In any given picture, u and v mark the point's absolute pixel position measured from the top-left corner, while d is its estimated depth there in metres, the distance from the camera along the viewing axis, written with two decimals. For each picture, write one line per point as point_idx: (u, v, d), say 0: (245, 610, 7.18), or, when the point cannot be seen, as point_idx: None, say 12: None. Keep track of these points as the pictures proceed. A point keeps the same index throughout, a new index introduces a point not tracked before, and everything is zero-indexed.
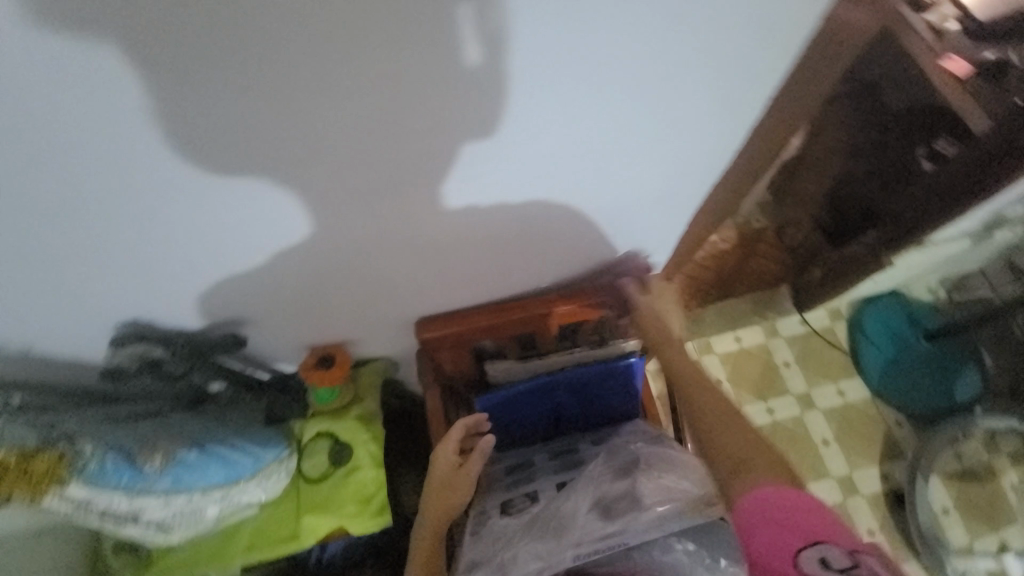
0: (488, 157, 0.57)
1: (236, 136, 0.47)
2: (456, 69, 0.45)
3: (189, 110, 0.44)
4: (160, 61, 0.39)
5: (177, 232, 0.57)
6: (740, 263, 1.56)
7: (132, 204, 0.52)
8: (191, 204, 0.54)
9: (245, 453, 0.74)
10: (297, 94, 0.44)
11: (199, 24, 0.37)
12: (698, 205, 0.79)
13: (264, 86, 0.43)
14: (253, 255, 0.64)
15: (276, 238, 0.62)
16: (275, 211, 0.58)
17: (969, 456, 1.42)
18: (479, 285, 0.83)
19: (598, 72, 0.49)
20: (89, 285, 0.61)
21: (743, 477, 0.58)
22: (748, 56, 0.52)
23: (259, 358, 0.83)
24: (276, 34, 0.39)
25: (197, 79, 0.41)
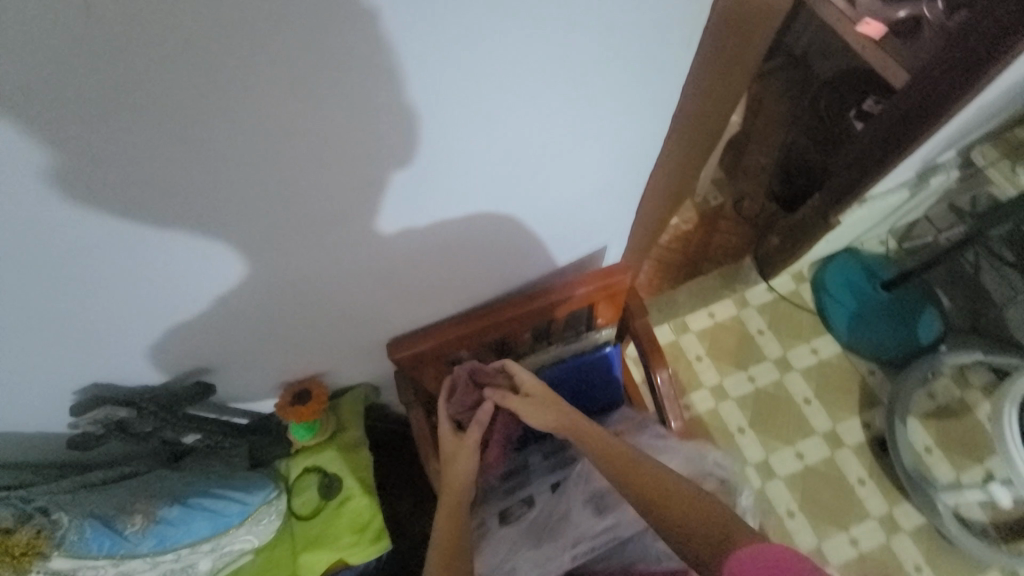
0: (428, 177, 0.58)
1: (180, 192, 0.47)
2: (389, 102, 0.46)
3: (131, 175, 0.44)
4: (97, 139, 0.40)
5: (115, 296, 0.56)
6: (704, 240, 1.65)
7: (50, 274, 0.50)
8: (115, 269, 0.53)
9: (231, 500, 0.72)
10: (226, 142, 0.44)
11: (134, 99, 0.38)
12: (644, 193, 0.82)
13: (203, 146, 0.44)
14: (194, 304, 0.62)
15: (211, 287, 0.61)
16: (210, 261, 0.57)
17: (941, 393, 1.50)
18: (445, 297, 0.84)
19: (519, 88, 0.51)
20: (35, 359, 0.59)
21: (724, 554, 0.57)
22: (658, 59, 0.55)
23: (232, 404, 0.81)
24: (193, 94, 0.39)
25: (143, 147, 0.42)
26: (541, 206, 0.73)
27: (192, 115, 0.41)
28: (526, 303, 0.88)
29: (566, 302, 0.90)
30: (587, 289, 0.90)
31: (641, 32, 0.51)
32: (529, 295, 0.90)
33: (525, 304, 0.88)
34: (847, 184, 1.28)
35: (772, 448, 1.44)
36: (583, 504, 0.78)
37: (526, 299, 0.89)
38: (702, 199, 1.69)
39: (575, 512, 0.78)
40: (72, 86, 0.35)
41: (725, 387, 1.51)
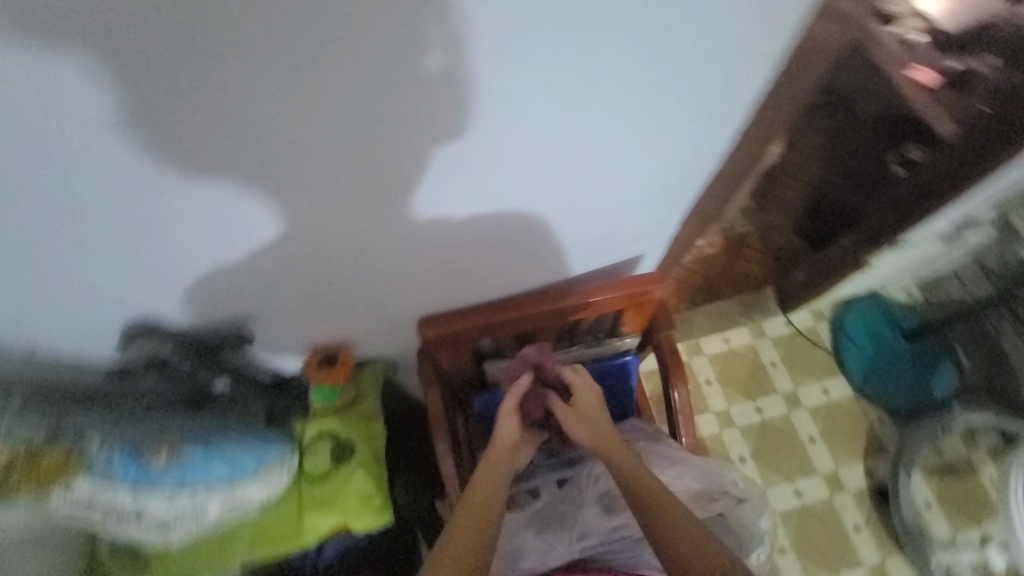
0: (479, 148, 0.57)
1: (267, 146, 0.49)
2: (482, 87, 0.49)
3: (228, 122, 0.46)
4: (201, 76, 0.42)
5: (131, 234, 0.56)
6: (728, 267, 1.54)
7: (53, 200, 0.49)
8: (142, 212, 0.54)
9: (250, 450, 0.73)
10: (320, 100, 0.46)
11: (255, 51, 0.41)
12: (684, 209, 0.84)
13: (307, 107, 0.46)
14: (235, 249, 0.63)
15: (246, 237, 0.61)
16: (242, 214, 0.58)
17: (948, 452, 1.47)
18: (480, 284, 0.86)
19: (597, 88, 0.53)
20: (111, 279, 0.61)
21: None
22: (728, 76, 0.58)
23: (259, 357, 0.84)
24: (299, 49, 0.41)
25: (243, 100, 0.44)
26: (589, 207, 0.74)
27: (307, 76, 0.44)
28: (548, 301, 0.90)
29: (592, 306, 0.91)
30: (618, 293, 0.91)
31: (720, 48, 0.53)
32: (563, 290, 0.92)
33: (559, 302, 0.90)
34: (883, 225, 1.27)
35: (771, 481, 1.44)
36: (592, 501, 0.80)
37: (561, 295, 0.91)
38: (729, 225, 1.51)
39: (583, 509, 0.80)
40: (206, 29, 0.38)
41: (732, 414, 1.51)
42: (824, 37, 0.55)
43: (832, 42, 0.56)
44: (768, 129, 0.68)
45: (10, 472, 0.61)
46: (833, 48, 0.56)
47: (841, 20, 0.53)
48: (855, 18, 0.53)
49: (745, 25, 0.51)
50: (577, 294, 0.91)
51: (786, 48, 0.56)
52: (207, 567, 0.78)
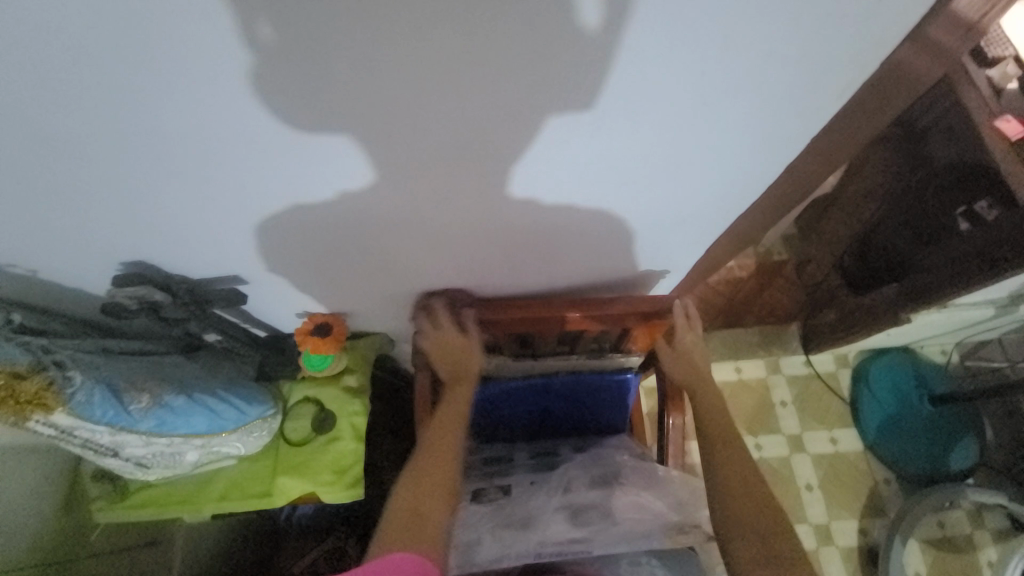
0: (562, 134, 0.54)
1: (268, 112, 0.47)
2: (507, 79, 0.45)
3: (238, 88, 0.44)
4: (195, 28, 0.38)
5: (184, 164, 0.53)
6: (755, 293, 1.56)
7: (96, 121, 0.47)
8: (192, 145, 0.51)
9: (231, 405, 0.74)
10: (330, 68, 0.42)
11: (271, 19, 0.37)
12: (720, 229, 0.79)
13: (324, 81, 0.44)
14: (327, 193, 0.60)
15: (334, 182, 0.58)
16: (332, 161, 0.55)
17: (952, 525, 1.40)
18: (484, 278, 0.84)
19: (644, 96, 0.50)
20: (194, 211, 0.61)
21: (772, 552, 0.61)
22: (782, 100, 0.52)
23: (255, 315, 0.85)
24: (310, 17, 0.37)
25: (241, 57, 0.41)
26: (611, 217, 0.72)
27: (318, 55, 0.41)
28: (583, 316, 0.87)
29: (623, 320, 0.88)
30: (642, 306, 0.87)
31: (774, 69, 0.48)
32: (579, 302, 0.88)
33: (574, 310, 0.87)
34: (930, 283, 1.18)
35: None
36: (557, 510, 0.76)
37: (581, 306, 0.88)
38: (767, 250, 1.60)
39: (548, 517, 0.75)
40: None
41: None
42: (913, 66, 0.48)
43: (921, 73, 0.49)
44: (822, 162, 0.63)
45: None
46: (924, 79, 0.50)
47: (935, 52, 0.47)
48: (944, 59, 0.47)
49: (815, 42, 0.45)
50: (591, 306, 0.87)
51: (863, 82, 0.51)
52: (178, 509, 0.80)
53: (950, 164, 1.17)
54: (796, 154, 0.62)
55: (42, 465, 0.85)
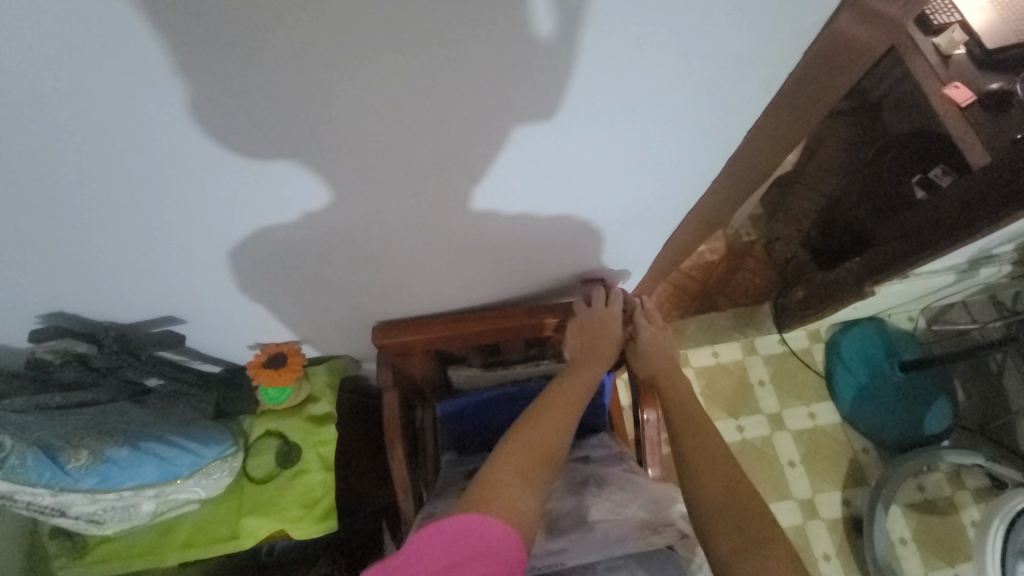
0: (529, 144, 0.52)
1: (174, 141, 0.43)
2: (432, 88, 0.42)
3: (150, 125, 0.41)
4: (54, 48, 0.34)
5: (107, 201, 0.49)
6: (727, 275, 1.58)
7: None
8: (104, 179, 0.47)
9: (185, 450, 0.70)
10: (229, 85, 0.38)
11: (173, 49, 0.35)
12: (679, 222, 0.79)
13: (244, 108, 0.41)
14: (285, 215, 0.56)
15: (295, 202, 0.54)
16: (291, 184, 0.51)
17: (930, 488, 1.44)
18: (442, 293, 0.81)
19: (590, 99, 0.48)
20: (148, 242, 0.56)
21: (748, 558, 0.56)
22: (718, 92, 0.52)
23: (203, 351, 0.80)
24: (193, 33, 0.34)
25: (116, 79, 0.37)
26: (564, 223, 0.70)
27: (234, 80, 0.38)
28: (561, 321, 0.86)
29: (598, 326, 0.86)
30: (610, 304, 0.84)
31: (714, 55, 0.46)
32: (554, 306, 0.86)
33: (548, 315, 0.85)
34: (891, 255, 1.18)
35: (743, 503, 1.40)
36: (533, 521, 0.72)
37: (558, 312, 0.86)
38: (735, 231, 1.61)
39: None
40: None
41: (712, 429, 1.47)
42: (855, 40, 0.47)
43: (863, 47, 0.48)
44: (767, 150, 0.63)
45: None
46: (866, 55, 0.49)
47: (879, 26, 0.46)
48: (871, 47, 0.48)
49: (746, 19, 0.43)
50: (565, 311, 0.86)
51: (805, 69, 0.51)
52: (140, 560, 0.76)
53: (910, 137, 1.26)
54: (740, 143, 0.62)
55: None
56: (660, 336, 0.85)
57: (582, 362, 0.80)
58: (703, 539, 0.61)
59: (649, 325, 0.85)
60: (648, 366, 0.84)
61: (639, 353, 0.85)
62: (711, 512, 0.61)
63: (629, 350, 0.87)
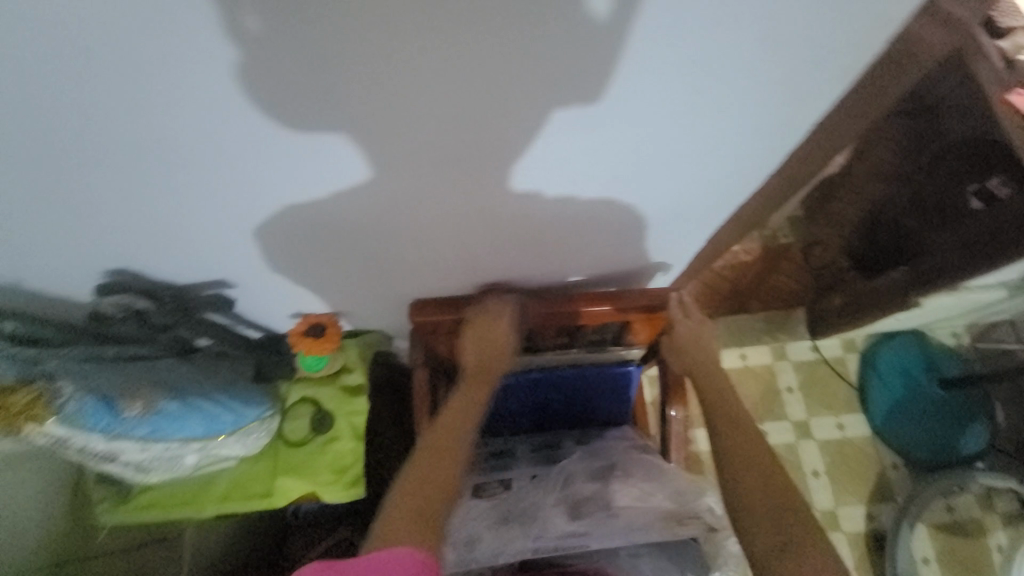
0: (571, 128, 0.52)
1: (232, 106, 0.44)
2: (493, 65, 0.42)
3: (211, 97, 0.43)
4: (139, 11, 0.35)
5: (168, 164, 0.51)
6: (762, 276, 1.54)
7: (69, 126, 0.45)
8: (167, 141, 0.48)
9: (228, 408, 0.74)
10: (295, 53, 0.39)
11: (229, 13, 0.36)
12: (723, 220, 0.78)
13: (307, 78, 0.42)
14: (319, 190, 0.58)
15: (328, 181, 0.56)
16: (334, 157, 0.52)
17: (960, 509, 1.39)
18: (479, 274, 0.82)
19: (648, 81, 0.47)
20: (197, 207, 0.59)
21: (783, 559, 0.56)
22: (777, 85, 0.50)
23: (249, 317, 0.83)
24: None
25: (193, 44, 0.38)
26: (606, 209, 0.69)
27: (294, 53, 0.39)
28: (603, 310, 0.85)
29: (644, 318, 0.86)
30: (652, 296, 0.85)
31: (778, 44, 0.45)
32: (594, 295, 0.86)
33: (587, 304, 0.85)
34: (933, 266, 1.14)
35: None
36: (558, 503, 0.73)
37: (601, 300, 0.86)
38: (771, 232, 1.54)
39: (548, 507, 0.73)
40: None
41: None
42: (930, 31, 0.45)
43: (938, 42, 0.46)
44: (821, 145, 0.61)
45: None
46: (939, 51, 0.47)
47: (945, 24, 0.45)
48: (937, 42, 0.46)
49: (819, 5, 0.42)
50: (607, 299, 0.85)
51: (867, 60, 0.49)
52: (180, 510, 0.80)
53: (966, 142, 1.13)
54: (801, 136, 0.60)
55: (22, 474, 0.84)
56: (698, 330, 0.84)
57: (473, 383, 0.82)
58: (740, 537, 0.61)
59: (686, 320, 0.85)
60: (684, 360, 0.84)
61: (674, 347, 0.84)
62: (748, 512, 0.61)
63: (665, 343, 0.87)
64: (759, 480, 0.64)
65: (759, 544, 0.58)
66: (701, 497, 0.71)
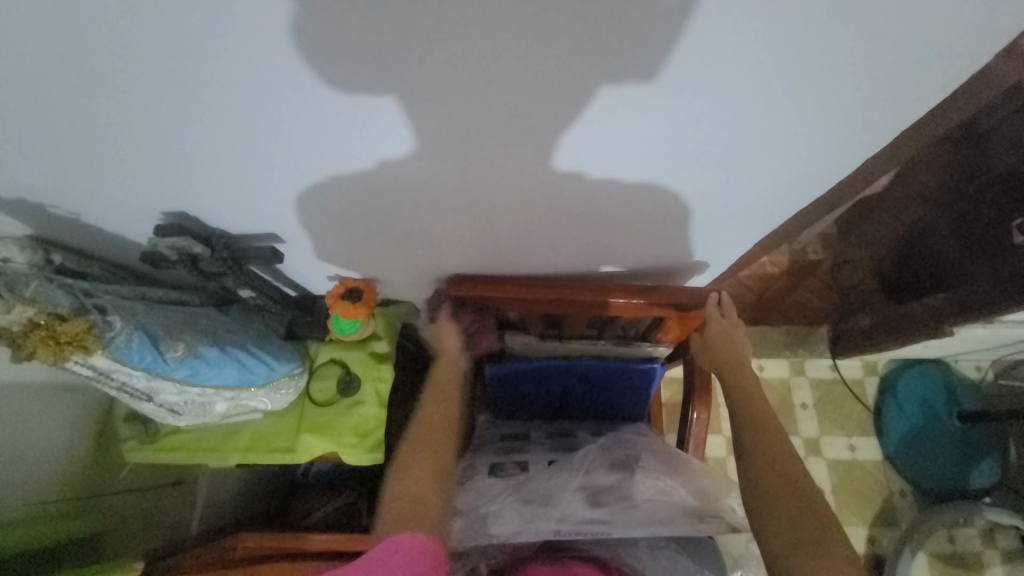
0: (615, 107, 0.49)
1: (290, 62, 0.44)
2: (570, 46, 0.41)
3: (280, 52, 0.43)
4: None
5: (229, 114, 0.51)
6: (785, 292, 1.49)
7: (131, 70, 0.45)
8: (232, 92, 0.48)
9: (261, 361, 0.75)
10: (360, 16, 0.38)
11: None
12: (769, 225, 0.78)
13: (366, 39, 0.41)
14: (360, 159, 0.58)
15: (373, 149, 0.56)
16: (385, 124, 0.52)
17: (963, 542, 1.38)
18: (519, 256, 0.82)
19: (726, 75, 0.46)
20: (246, 161, 0.59)
21: (802, 555, 0.56)
22: (854, 93, 0.49)
23: (287, 275, 0.86)
24: None
25: None
26: (656, 200, 0.68)
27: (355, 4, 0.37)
28: (634, 303, 0.84)
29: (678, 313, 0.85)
30: (687, 292, 0.83)
31: (871, 47, 0.43)
32: (625, 286, 0.85)
33: (618, 295, 0.84)
34: (975, 298, 1.09)
35: None
36: (577, 489, 0.74)
37: (629, 292, 0.85)
38: (802, 247, 1.47)
39: (566, 493, 0.73)
40: None
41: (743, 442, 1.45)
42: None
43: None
44: (889, 149, 0.59)
45: (29, 333, 0.58)
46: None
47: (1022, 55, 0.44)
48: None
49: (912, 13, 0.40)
50: (638, 292, 0.84)
51: (958, 74, 0.47)
52: (204, 455, 0.82)
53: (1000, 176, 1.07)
54: (866, 150, 0.59)
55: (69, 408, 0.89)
56: (729, 331, 0.83)
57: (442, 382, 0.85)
58: (757, 533, 0.61)
59: (721, 320, 0.83)
60: (712, 359, 0.84)
61: (705, 347, 0.85)
62: (767, 511, 0.61)
63: (697, 342, 0.87)
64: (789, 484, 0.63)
65: (775, 538, 0.59)
66: (722, 498, 0.71)
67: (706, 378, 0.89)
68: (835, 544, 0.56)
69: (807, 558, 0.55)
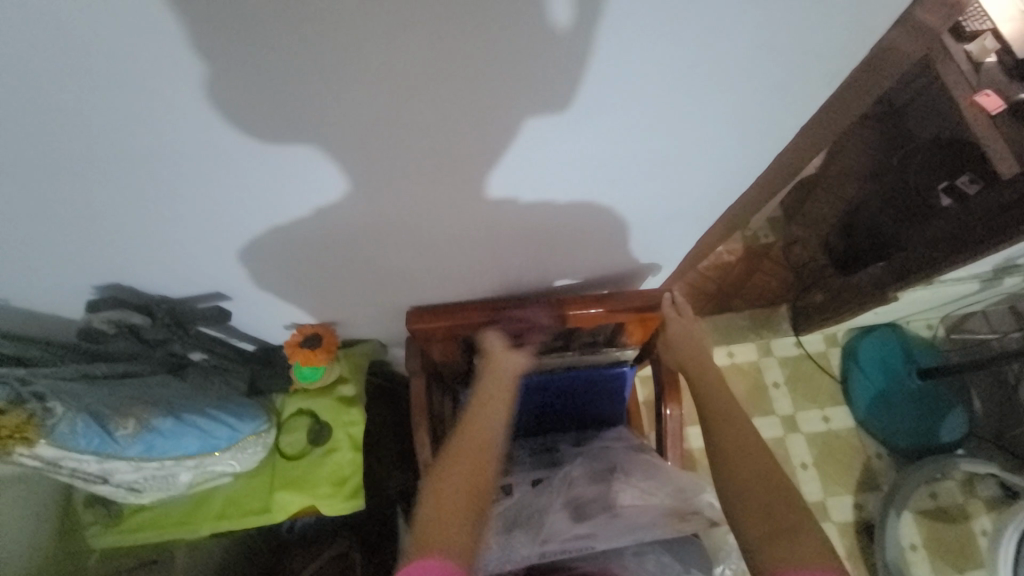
0: (542, 136, 0.52)
1: (209, 125, 0.44)
2: (483, 81, 0.43)
3: (186, 115, 0.43)
4: (110, 38, 0.35)
5: (152, 181, 0.51)
6: (744, 276, 1.58)
7: (41, 148, 0.45)
8: (151, 160, 0.48)
9: (223, 424, 0.73)
10: (267, 76, 0.39)
11: (196, 30, 0.35)
12: (710, 219, 0.80)
13: (266, 90, 0.41)
14: (297, 208, 0.58)
15: (307, 197, 0.56)
16: (314, 171, 0.52)
17: (943, 496, 1.44)
18: (476, 280, 0.83)
19: (632, 93, 0.48)
20: (177, 223, 0.58)
21: (781, 543, 0.57)
22: (759, 92, 0.52)
23: (242, 330, 0.84)
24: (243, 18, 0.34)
25: (157, 61, 0.37)
26: (596, 215, 0.71)
27: (263, 66, 0.38)
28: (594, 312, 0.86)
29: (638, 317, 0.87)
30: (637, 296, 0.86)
31: (758, 55, 0.47)
32: (582, 298, 0.87)
33: (576, 306, 0.86)
34: (914, 261, 1.14)
35: None
36: (561, 506, 0.74)
37: (587, 302, 0.87)
38: (753, 233, 1.59)
39: (550, 512, 0.73)
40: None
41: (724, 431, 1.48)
42: (897, 47, 0.48)
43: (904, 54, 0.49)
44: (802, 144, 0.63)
45: None
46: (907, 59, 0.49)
47: (911, 37, 0.47)
48: (903, 48, 0.48)
49: (788, 19, 0.43)
50: (596, 301, 0.86)
51: (840, 70, 0.51)
52: (173, 531, 0.78)
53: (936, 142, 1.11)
54: (779, 145, 0.63)
55: (22, 501, 0.82)
56: (688, 327, 0.86)
57: (491, 398, 0.75)
58: (733, 525, 0.62)
59: (678, 318, 0.87)
60: (676, 356, 0.86)
61: (669, 344, 0.87)
62: (744, 503, 0.62)
63: (659, 342, 0.90)
64: (762, 474, 0.64)
65: (752, 528, 0.60)
66: (700, 493, 0.72)
67: (672, 376, 0.91)
68: (807, 525, 0.58)
69: (785, 544, 0.57)
